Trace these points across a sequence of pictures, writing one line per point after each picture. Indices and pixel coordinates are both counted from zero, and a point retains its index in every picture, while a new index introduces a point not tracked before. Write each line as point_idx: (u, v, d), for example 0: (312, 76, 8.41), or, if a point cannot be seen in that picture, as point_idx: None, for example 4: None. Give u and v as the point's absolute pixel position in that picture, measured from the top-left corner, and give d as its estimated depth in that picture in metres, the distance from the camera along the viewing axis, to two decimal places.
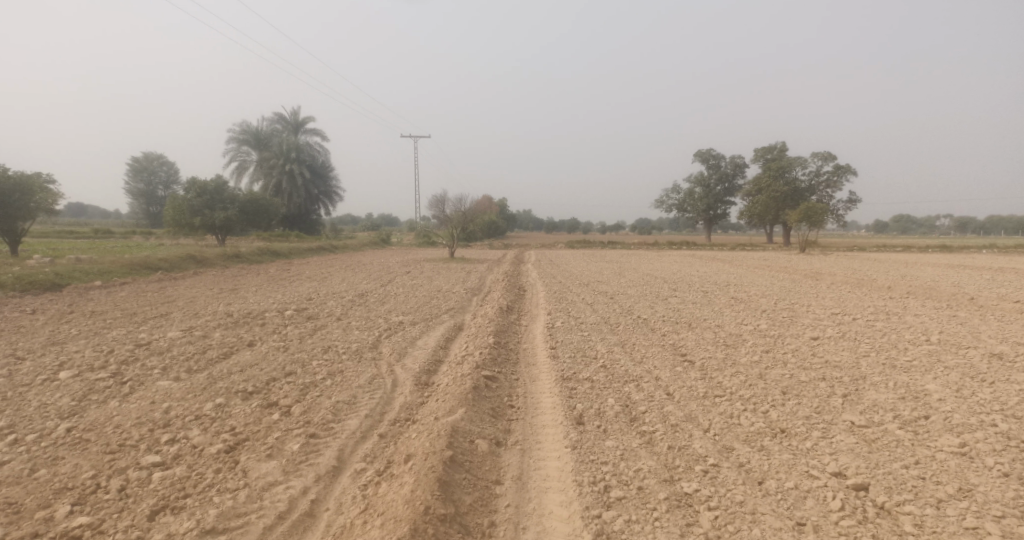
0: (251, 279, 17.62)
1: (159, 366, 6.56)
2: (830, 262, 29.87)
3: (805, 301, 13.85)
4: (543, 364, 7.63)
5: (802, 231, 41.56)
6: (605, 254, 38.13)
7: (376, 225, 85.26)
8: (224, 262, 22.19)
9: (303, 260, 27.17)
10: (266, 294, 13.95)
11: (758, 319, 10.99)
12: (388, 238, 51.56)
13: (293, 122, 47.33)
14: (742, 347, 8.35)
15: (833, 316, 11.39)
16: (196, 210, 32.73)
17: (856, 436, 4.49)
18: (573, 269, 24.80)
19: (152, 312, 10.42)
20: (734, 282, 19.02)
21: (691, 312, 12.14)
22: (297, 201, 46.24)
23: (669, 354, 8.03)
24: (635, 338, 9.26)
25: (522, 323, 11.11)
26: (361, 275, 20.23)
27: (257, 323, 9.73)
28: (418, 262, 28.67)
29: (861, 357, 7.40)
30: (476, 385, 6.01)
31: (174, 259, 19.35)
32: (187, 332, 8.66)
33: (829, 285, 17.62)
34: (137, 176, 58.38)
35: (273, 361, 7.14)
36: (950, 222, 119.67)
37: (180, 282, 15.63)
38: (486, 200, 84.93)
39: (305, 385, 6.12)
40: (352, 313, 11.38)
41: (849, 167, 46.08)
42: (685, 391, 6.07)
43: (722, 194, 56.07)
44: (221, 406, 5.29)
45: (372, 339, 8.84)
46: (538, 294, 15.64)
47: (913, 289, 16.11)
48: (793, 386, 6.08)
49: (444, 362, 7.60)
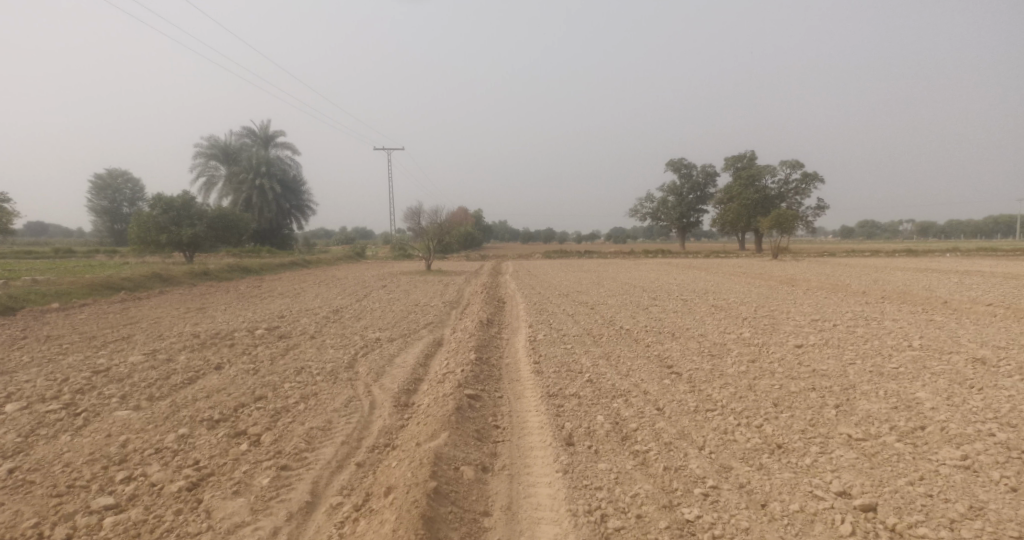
0: (220, 297, 17.00)
1: (117, 394, 6.09)
2: (803, 268, 30.42)
3: (784, 308, 13.94)
4: (528, 380, 7.38)
5: (773, 239, 42.36)
6: (583, 264, 38.24)
7: (351, 239, 84.17)
8: (192, 280, 21.42)
9: (275, 276, 26.46)
10: (235, 313, 13.40)
11: (740, 327, 10.97)
12: (363, 252, 50.81)
13: (264, 136, 46.49)
14: (728, 357, 8.26)
15: (814, 322, 11.46)
16: (163, 227, 31.72)
17: (857, 451, 4.48)
18: (552, 279, 24.67)
19: (112, 335, 9.83)
20: (712, 289, 19.13)
21: (673, 321, 12.08)
22: (268, 216, 45.26)
23: (655, 365, 7.88)
24: (620, 350, 9.10)
25: (504, 336, 10.86)
26: (336, 290, 19.71)
27: (226, 344, 9.24)
28: (394, 275, 28.22)
29: (848, 366, 7.38)
30: (459, 406, 5.74)
31: (138, 278, 18.57)
32: (149, 356, 8.14)
33: (805, 291, 17.83)
34: (100, 194, 56.63)
35: (242, 385, 6.72)
36: (912, 227, 123.99)
37: (145, 302, 14.96)
38: (462, 212, 84.80)
39: (277, 411, 5.75)
40: (327, 331, 10.97)
41: (817, 175, 47.32)
42: (675, 406, 5.90)
43: (695, 203, 56.98)
44: (184, 437, 4.87)
45: (348, 358, 8.46)
46: (518, 306, 15.43)
47: (886, 293, 16.42)
48: (784, 398, 6.05)
49: (425, 381, 7.30)
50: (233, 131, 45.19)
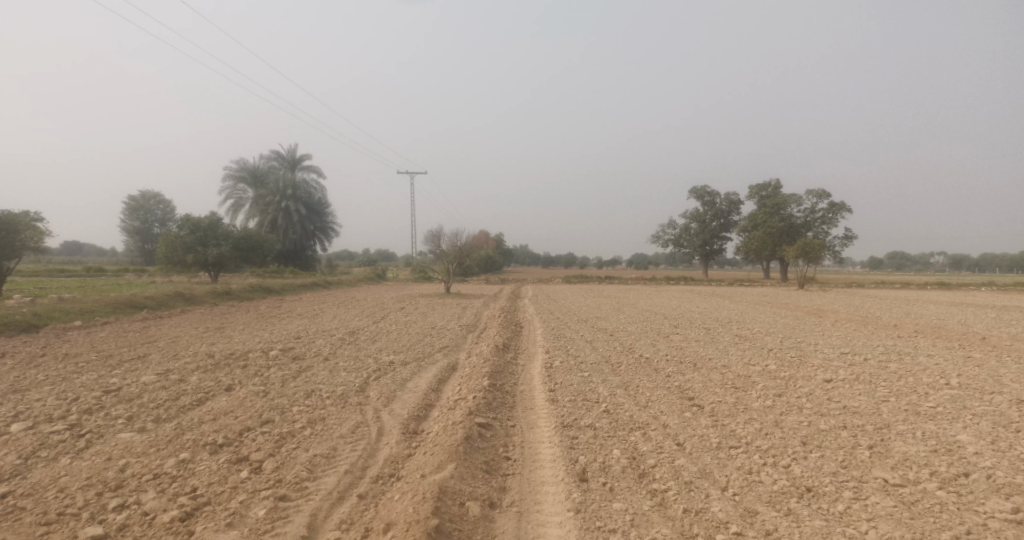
0: (239, 317, 17.14)
1: (125, 415, 6.04)
2: (831, 298, 29.55)
3: (812, 339, 13.42)
4: (542, 409, 7.12)
5: (799, 268, 41.40)
6: (603, 290, 37.82)
7: (373, 261, 85.10)
8: (214, 300, 21.71)
9: (295, 297, 26.72)
10: (252, 333, 13.44)
11: (765, 359, 10.55)
12: (384, 274, 51.18)
13: (291, 160, 47.64)
14: (753, 390, 7.88)
15: (844, 356, 10.96)
16: (190, 247, 32.47)
17: (894, 499, 4.12)
18: (571, 304, 24.38)
19: (129, 354, 9.90)
20: (735, 319, 18.62)
21: (695, 350, 11.68)
22: (292, 237, 46.08)
23: (676, 397, 7.54)
24: (639, 380, 8.79)
25: (519, 362, 10.62)
26: (354, 312, 19.74)
27: (239, 365, 9.21)
28: (413, 297, 28.26)
29: (882, 404, 6.95)
30: (468, 435, 5.51)
31: (161, 297, 18.87)
32: (162, 376, 8.13)
33: (833, 323, 17.22)
34: (133, 215, 58.47)
35: (250, 408, 6.62)
36: (944, 259, 120.54)
37: (166, 321, 15.13)
38: (483, 236, 85.27)
39: (282, 436, 5.62)
40: (341, 353, 10.87)
41: (844, 204, 46.43)
42: (695, 441, 5.59)
43: (717, 230, 56.29)
44: (184, 462, 4.76)
45: (360, 382, 8.31)
46: (535, 331, 15.19)
47: (920, 327, 15.73)
48: (814, 436, 5.69)
49: (436, 407, 7.10)
50: (262, 155, 46.46)
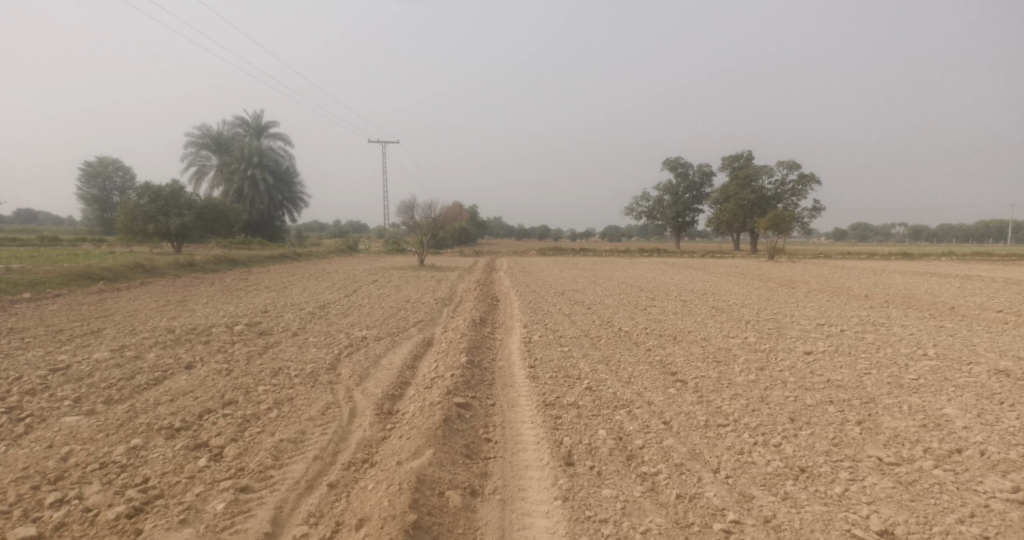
0: (203, 289, 16.34)
1: (71, 396, 5.50)
2: (800, 269, 30.07)
3: (787, 311, 13.48)
4: (522, 386, 6.86)
5: (770, 240, 42.02)
6: (579, 262, 37.82)
7: (345, 232, 83.32)
8: (177, 272, 20.71)
9: (263, 269, 25.80)
10: (216, 307, 12.78)
11: (744, 332, 10.49)
12: (356, 246, 50.02)
13: (256, 125, 45.54)
14: (735, 365, 7.76)
15: (820, 328, 11.00)
16: (150, 217, 30.90)
17: (891, 479, 4.00)
18: (547, 277, 24.18)
19: (81, 329, 9.21)
20: (711, 290, 18.66)
21: (674, 323, 11.56)
22: (260, 207, 44.47)
23: (659, 372, 7.36)
24: (620, 354, 8.61)
25: (497, 337, 10.31)
26: (324, 284, 19.08)
27: (201, 341, 8.65)
28: (386, 269, 27.63)
29: (864, 377, 6.89)
30: (446, 416, 5.21)
31: (118, 268, 17.87)
32: (116, 353, 7.54)
33: (806, 294, 17.38)
34: (89, 182, 55.54)
35: (211, 388, 6.14)
36: (904, 232, 124.72)
37: (123, 293, 14.29)
38: (457, 207, 84.15)
39: (247, 418, 5.21)
40: (310, 328, 10.38)
41: (813, 177, 47.08)
42: (683, 419, 5.40)
43: (690, 202, 56.64)
44: (135, 449, 4.30)
45: (330, 358, 7.88)
46: (512, 304, 14.91)
47: (890, 298, 15.99)
48: (801, 412, 5.57)
49: (412, 386, 6.76)
50: (225, 120, 44.30)
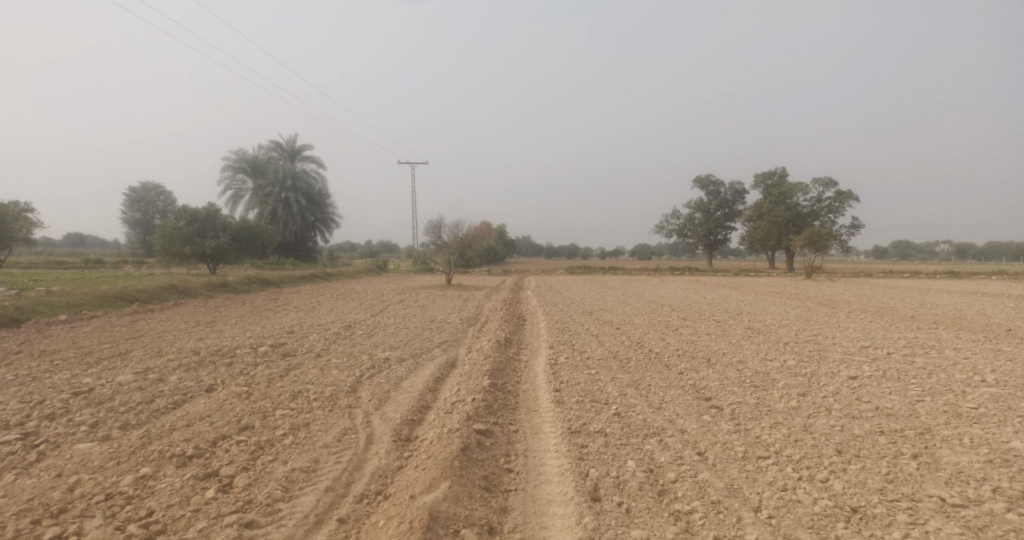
0: (233, 310, 16.55)
1: (89, 422, 5.48)
2: (840, 288, 28.87)
3: (828, 332, 12.78)
4: (547, 411, 6.55)
5: (807, 257, 40.62)
6: (607, 281, 37.27)
7: (375, 252, 84.48)
8: (210, 292, 21.14)
9: (293, 289, 26.18)
10: (244, 328, 12.87)
11: (783, 354, 9.93)
12: (385, 266, 50.55)
13: (290, 149, 46.85)
14: (774, 390, 7.28)
15: (865, 350, 10.33)
16: (187, 239, 31.85)
17: (959, 524, 3.55)
18: (575, 296, 23.75)
19: (110, 351, 9.34)
20: (746, 310, 17.96)
21: (707, 345, 11.06)
22: (292, 228, 45.52)
23: (692, 397, 6.95)
24: (650, 377, 8.21)
25: (522, 359, 10.02)
26: (351, 304, 19.17)
27: (224, 362, 8.65)
28: (413, 289, 27.69)
29: (918, 404, 6.34)
30: (465, 444, 4.95)
31: (153, 289, 18.33)
32: (140, 376, 7.57)
33: (848, 314, 16.55)
34: (134, 206, 57.96)
35: (228, 412, 6.05)
36: (948, 249, 119.54)
37: (156, 315, 14.57)
38: (485, 227, 84.55)
39: (261, 445, 5.08)
40: (334, 349, 10.30)
41: (851, 192, 45.55)
42: (719, 451, 5.01)
43: (722, 220, 55.44)
44: (144, 479, 4.20)
45: (351, 381, 7.74)
46: (538, 325, 14.59)
47: (940, 319, 15.05)
48: (850, 444, 5.10)
49: (432, 411, 6.53)
50: (261, 145, 45.75)
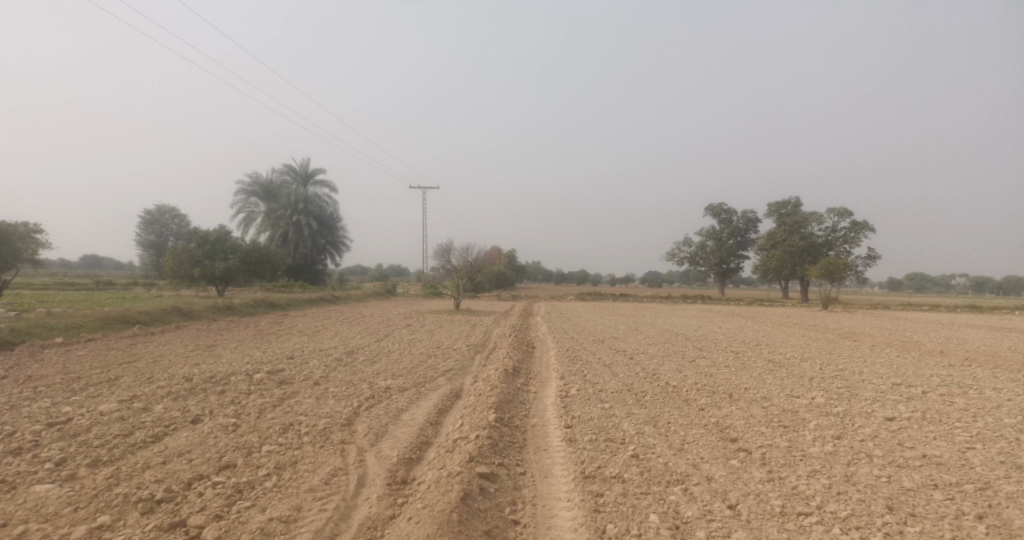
0: (235, 334, 16.17)
1: (55, 458, 5.04)
2: (859, 320, 27.96)
3: (855, 367, 12.05)
4: (557, 451, 5.99)
5: (823, 287, 39.70)
6: (618, 308, 36.66)
7: (384, 276, 84.37)
8: (214, 315, 20.85)
9: (299, 312, 25.85)
10: (243, 352, 12.45)
11: (809, 391, 9.28)
12: (394, 289, 50.30)
13: (303, 173, 47.24)
14: (806, 431, 6.66)
15: (898, 388, 9.62)
16: (197, 261, 31.89)
17: None
18: (586, 323, 23.11)
19: (100, 377, 8.95)
20: (764, 342, 17.24)
21: (726, 378, 10.44)
22: (303, 251, 45.56)
23: (716, 438, 6.35)
24: (668, 413, 7.63)
25: (531, 391, 9.43)
26: (357, 329, 18.74)
27: (216, 390, 8.19)
28: (421, 314, 27.23)
29: (969, 453, 5.69)
30: (464, 491, 4.41)
31: (157, 312, 18.08)
32: (124, 405, 7.13)
33: (873, 348, 15.78)
34: (148, 228, 58.67)
35: (211, 448, 5.58)
36: (966, 282, 117.43)
37: (156, 338, 14.25)
38: (495, 252, 84.45)
39: (239, 488, 4.60)
40: (333, 376, 9.82)
41: (866, 222, 44.81)
42: (753, 505, 4.42)
43: (735, 248, 54.73)
44: (100, 532, 3.74)
45: (348, 413, 7.24)
46: (548, 353, 14.01)
47: (972, 355, 14.22)
48: (902, 499, 4.49)
49: (432, 449, 6.01)
50: (275, 169, 46.25)
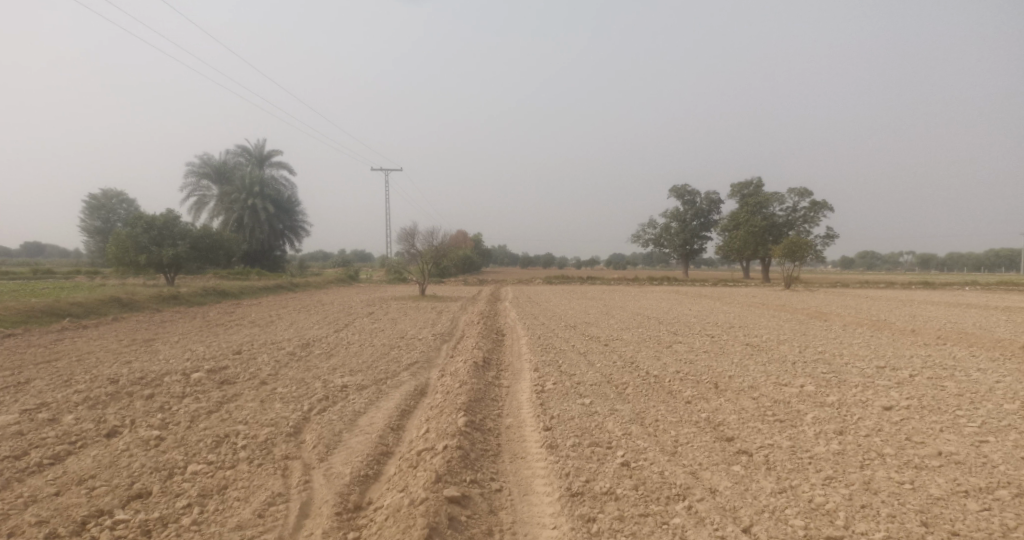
0: (180, 326, 14.80)
1: None
2: (823, 300, 28.32)
3: (834, 350, 11.75)
4: (538, 460, 5.24)
5: (786, 268, 40.27)
6: (588, 291, 36.35)
7: (348, 262, 82.04)
8: (159, 305, 19.28)
9: (253, 301, 24.32)
10: (185, 347, 11.21)
11: (796, 378, 8.83)
12: (357, 274, 48.63)
13: (257, 155, 44.80)
14: (806, 427, 6.12)
15: (883, 372, 9.28)
16: (142, 247, 29.73)
17: None
18: (557, 308, 22.47)
19: (6, 380, 7.69)
20: (738, 323, 16.97)
21: (709, 365, 9.92)
22: (260, 237, 43.35)
23: (713, 438, 5.74)
24: (654, 409, 6.97)
25: (503, 385, 8.66)
26: (315, 318, 17.58)
27: (143, 394, 7.08)
28: (385, 300, 26.12)
29: (986, 449, 5.23)
30: (430, 527, 3.61)
31: (92, 303, 16.45)
32: (24, 416, 5.97)
33: (845, 328, 15.66)
34: (93, 214, 55.16)
35: (122, 470, 4.57)
36: (912, 259, 123.14)
37: (87, 332, 12.83)
38: (462, 236, 83.28)
39: (146, 530, 3.66)
40: (284, 374, 8.80)
41: (825, 204, 45.77)
42: (772, 527, 3.78)
43: (698, 230, 55.22)
44: None
45: (297, 419, 6.30)
46: (519, 341, 13.30)
47: (942, 333, 14.20)
48: (935, 513, 3.93)
49: (393, 462, 5.18)
50: (227, 149, 43.71)
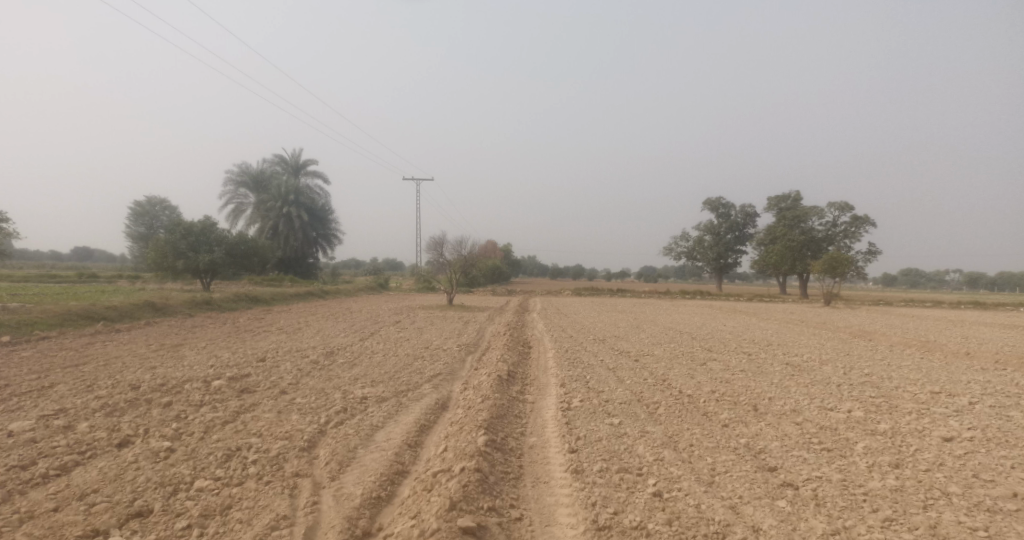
0: (209, 331, 14.96)
1: None
2: (866, 317, 27.01)
3: (883, 372, 10.96)
4: (562, 486, 4.86)
5: (826, 283, 38.65)
6: (618, 303, 35.62)
7: (378, 270, 82.99)
8: (191, 310, 19.61)
9: (283, 308, 24.58)
10: (210, 354, 11.23)
11: (843, 402, 8.18)
12: (386, 282, 49.02)
13: (293, 164, 45.82)
14: (857, 459, 5.56)
15: (940, 398, 8.53)
16: (180, 253, 30.53)
17: None
18: (585, 320, 21.95)
19: (31, 384, 7.74)
20: (776, 341, 16.14)
21: (746, 385, 9.33)
22: (293, 244, 44.20)
23: (754, 469, 5.25)
24: (689, 432, 6.48)
25: (527, 401, 8.29)
26: (342, 326, 17.59)
27: (162, 402, 7.00)
28: (412, 309, 26.04)
29: None
30: None
31: (127, 307, 16.81)
32: (41, 422, 5.92)
33: (894, 349, 14.71)
34: (137, 220, 57.45)
35: (125, 484, 4.39)
36: (960, 277, 117.46)
37: (118, 336, 13.04)
38: (491, 246, 83.39)
39: None
40: (304, 384, 8.63)
41: (868, 218, 43.97)
42: None
43: (732, 243, 53.77)
44: None
45: (311, 432, 6.07)
46: (546, 354, 12.90)
47: (1002, 357, 13.18)
48: None
49: (407, 483, 4.88)
50: (264, 159, 44.88)
